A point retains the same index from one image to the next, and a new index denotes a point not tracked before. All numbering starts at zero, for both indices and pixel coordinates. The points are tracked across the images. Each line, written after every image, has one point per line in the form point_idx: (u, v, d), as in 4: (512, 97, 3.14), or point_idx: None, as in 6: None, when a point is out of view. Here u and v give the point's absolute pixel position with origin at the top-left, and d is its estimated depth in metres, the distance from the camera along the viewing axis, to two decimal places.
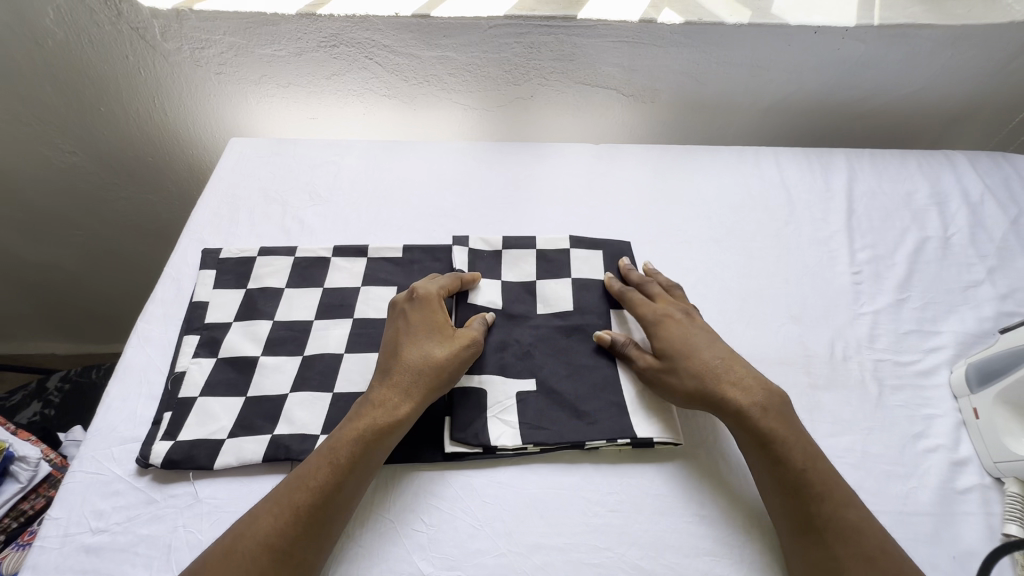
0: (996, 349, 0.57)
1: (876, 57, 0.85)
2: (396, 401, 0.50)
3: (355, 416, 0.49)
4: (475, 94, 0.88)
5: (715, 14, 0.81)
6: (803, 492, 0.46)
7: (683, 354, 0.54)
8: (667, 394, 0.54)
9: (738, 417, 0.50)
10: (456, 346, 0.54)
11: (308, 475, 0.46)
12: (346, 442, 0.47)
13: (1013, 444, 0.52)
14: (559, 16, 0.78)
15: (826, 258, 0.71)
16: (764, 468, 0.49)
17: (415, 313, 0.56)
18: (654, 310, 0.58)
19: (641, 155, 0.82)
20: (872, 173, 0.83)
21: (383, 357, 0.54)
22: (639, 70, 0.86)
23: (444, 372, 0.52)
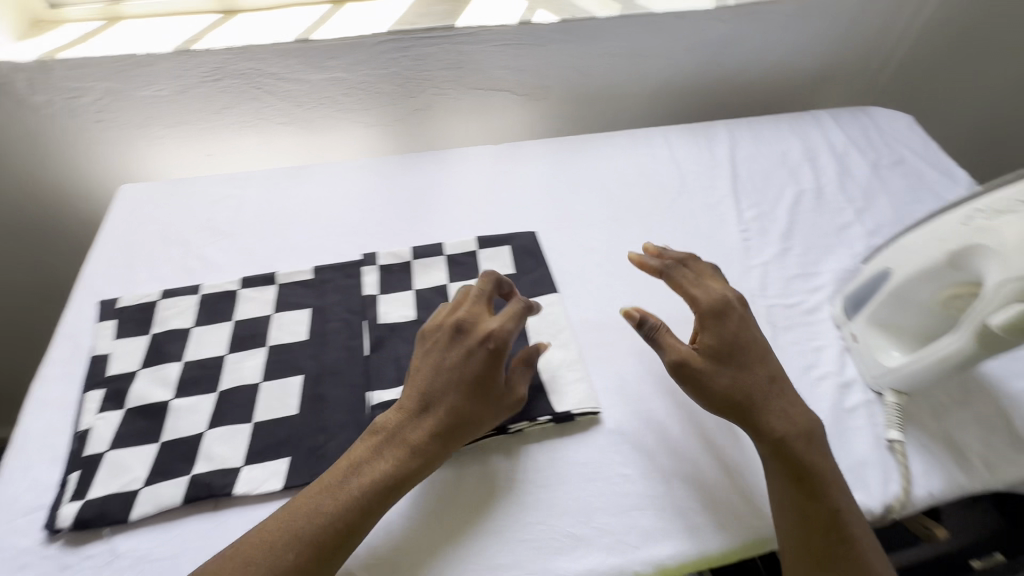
0: (864, 277, 0.62)
1: (737, 35, 0.92)
2: (429, 453, 0.49)
3: (388, 456, 0.48)
4: (373, 112, 0.89)
5: (587, 10, 0.86)
6: (836, 534, 0.46)
7: (728, 360, 0.52)
8: (703, 394, 0.51)
9: (779, 445, 0.49)
10: (501, 404, 0.52)
11: (329, 513, 0.45)
12: (375, 486, 0.47)
13: (884, 360, 0.57)
14: (438, 27, 0.81)
15: (717, 222, 0.77)
16: (798, 498, 0.47)
17: (478, 359, 0.51)
18: (702, 302, 0.55)
19: (538, 151, 0.86)
20: (751, 139, 0.91)
21: (431, 393, 0.51)
22: (527, 70, 0.89)
23: (479, 432, 0.51)
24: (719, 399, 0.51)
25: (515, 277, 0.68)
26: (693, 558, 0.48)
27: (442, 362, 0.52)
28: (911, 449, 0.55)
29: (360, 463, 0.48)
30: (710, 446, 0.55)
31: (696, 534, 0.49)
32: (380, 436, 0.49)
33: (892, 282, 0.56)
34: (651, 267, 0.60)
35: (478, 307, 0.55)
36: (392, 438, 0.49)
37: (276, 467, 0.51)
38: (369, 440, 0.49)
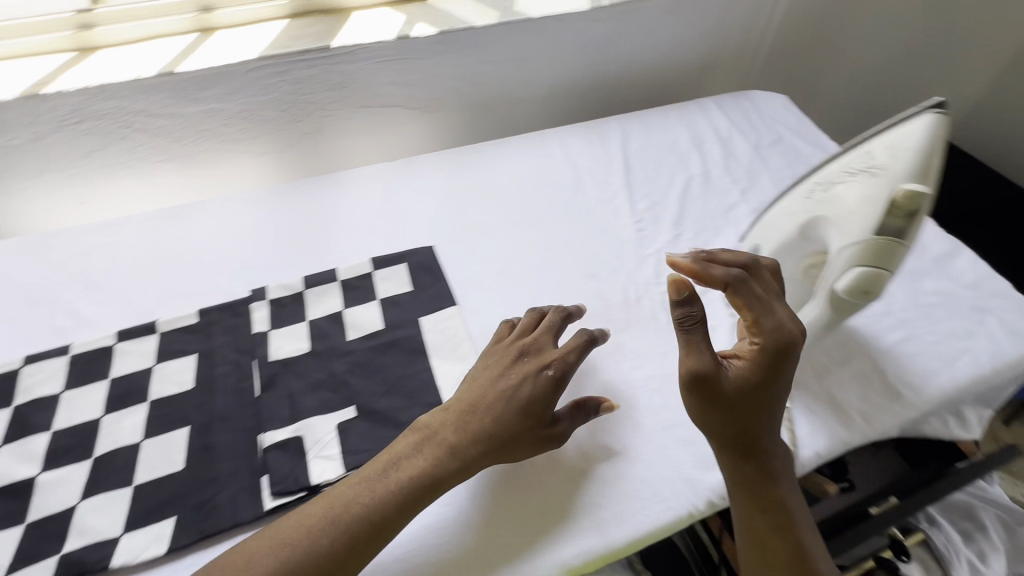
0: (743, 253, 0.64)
1: (617, 32, 0.95)
2: (467, 459, 0.50)
3: (429, 455, 0.49)
4: (260, 140, 0.86)
5: (465, 20, 0.86)
6: (799, 565, 0.48)
7: (750, 394, 0.49)
8: (705, 411, 0.49)
9: (746, 483, 0.50)
10: (536, 430, 0.52)
11: (364, 503, 0.46)
12: (411, 483, 0.48)
13: None
14: (313, 48, 0.79)
15: (611, 216, 0.79)
16: (765, 530, 0.49)
17: (536, 380, 0.53)
18: (759, 330, 0.49)
19: (433, 164, 0.86)
20: (641, 132, 0.94)
21: (483, 404, 0.52)
22: (415, 84, 0.89)
23: (512, 452, 0.51)
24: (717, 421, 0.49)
25: (413, 294, 0.67)
26: (597, 554, 0.49)
27: (504, 379, 0.53)
28: (798, 412, 0.59)
29: (402, 458, 0.49)
30: (629, 454, 0.55)
31: (599, 527, 0.51)
32: (426, 433, 0.51)
33: (762, 258, 0.57)
34: (717, 276, 0.50)
35: (546, 340, 0.56)
36: (435, 439, 0.50)
37: (160, 529, 0.48)
38: (412, 436, 0.51)
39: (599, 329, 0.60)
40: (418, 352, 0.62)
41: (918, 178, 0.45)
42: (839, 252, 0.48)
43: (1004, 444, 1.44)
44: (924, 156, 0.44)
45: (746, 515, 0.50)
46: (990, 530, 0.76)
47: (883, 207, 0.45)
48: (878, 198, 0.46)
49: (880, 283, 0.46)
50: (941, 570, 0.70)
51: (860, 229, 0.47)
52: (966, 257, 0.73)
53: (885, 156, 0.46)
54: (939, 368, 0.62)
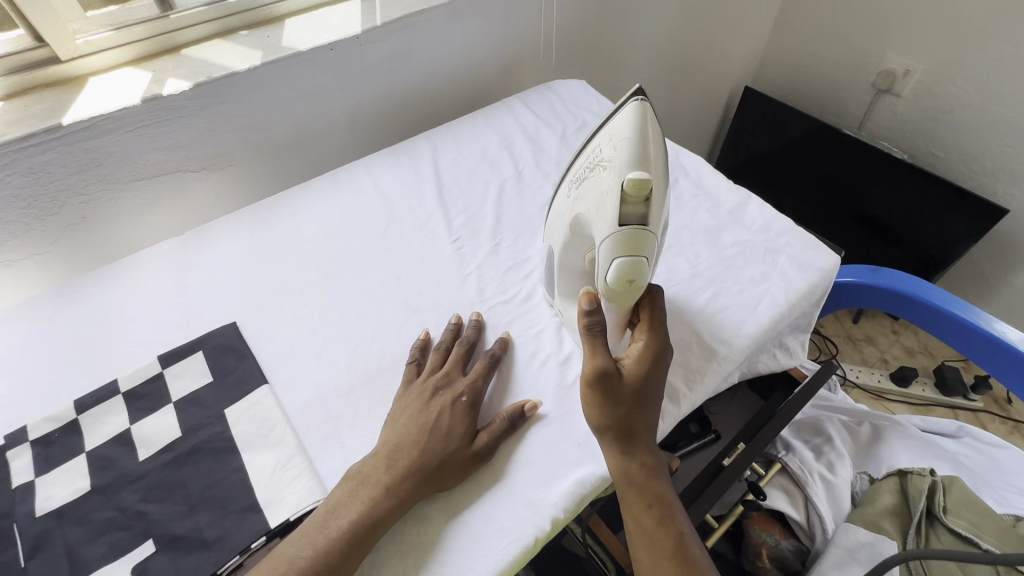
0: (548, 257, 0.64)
1: (402, 48, 0.92)
2: (404, 494, 0.49)
3: (369, 491, 0.49)
4: (10, 244, 0.74)
5: (226, 66, 0.79)
6: (681, 557, 0.49)
7: (642, 393, 0.53)
8: (604, 409, 0.52)
9: (628, 481, 0.51)
10: (464, 452, 0.52)
11: (307, 557, 0.46)
12: (352, 528, 0.47)
13: None
14: (38, 131, 0.68)
15: (429, 239, 0.76)
16: (647, 527, 0.50)
17: (454, 407, 0.55)
18: (653, 345, 0.54)
19: (228, 225, 0.78)
20: (451, 145, 0.92)
21: (412, 438, 0.53)
22: (188, 144, 0.80)
23: (448, 477, 0.51)
24: (609, 422, 0.52)
25: (214, 385, 0.60)
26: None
27: (428, 411, 0.55)
28: None
29: (339, 505, 0.49)
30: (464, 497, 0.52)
31: None
32: (360, 476, 0.51)
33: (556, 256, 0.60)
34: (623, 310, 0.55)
35: (459, 370, 0.60)
36: (372, 481, 0.50)
37: None
38: (346, 484, 0.50)
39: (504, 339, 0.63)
40: (225, 451, 0.55)
41: (636, 163, 0.49)
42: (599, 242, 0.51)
43: (856, 339, 1.63)
44: (637, 143, 0.49)
45: (630, 519, 0.51)
46: (835, 438, 0.84)
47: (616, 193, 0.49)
48: (614, 187, 0.50)
49: (637, 269, 0.50)
50: (802, 492, 0.76)
51: (608, 218, 0.50)
52: (754, 204, 0.80)
53: (610, 151, 0.51)
54: (745, 316, 0.67)
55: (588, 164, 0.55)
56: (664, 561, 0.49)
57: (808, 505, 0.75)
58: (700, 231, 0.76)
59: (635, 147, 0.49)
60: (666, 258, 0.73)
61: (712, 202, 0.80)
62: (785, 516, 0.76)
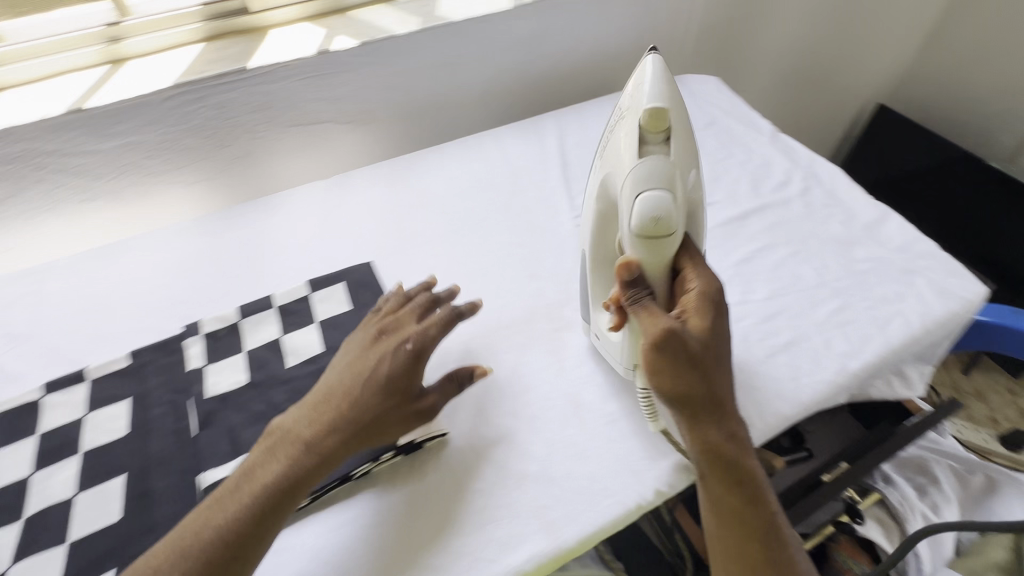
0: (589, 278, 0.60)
1: (544, 28, 0.95)
2: (327, 451, 0.49)
3: (292, 452, 0.49)
4: (189, 168, 0.84)
5: (387, 28, 0.85)
6: (767, 537, 0.47)
7: (716, 363, 0.51)
8: (677, 374, 0.48)
9: (713, 455, 0.48)
10: (399, 409, 0.52)
11: (224, 519, 0.45)
12: (271, 487, 0.47)
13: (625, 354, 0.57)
14: (231, 71, 0.77)
15: (551, 213, 0.79)
16: (734, 506, 0.48)
17: (396, 354, 0.53)
18: (712, 301, 0.52)
19: (369, 175, 0.85)
20: (577, 126, 0.94)
21: (348, 385, 0.52)
22: (344, 97, 0.88)
23: (380, 434, 0.51)
24: (687, 396, 0.49)
25: (352, 313, 0.66)
26: (594, 533, 0.50)
27: (371, 357, 0.54)
28: (740, 393, 0.59)
29: (259, 465, 0.48)
30: (577, 454, 0.55)
31: (551, 529, 0.50)
32: (286, 430, 0.50)
33: (588, 266, 0.59)
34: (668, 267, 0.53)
35: (407, 319, 0.58)
36: (296, 434, 0.50)
37: None
38: (267, 441, 0.50)
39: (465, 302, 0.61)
40: None
41: (659, 100, 0.52)
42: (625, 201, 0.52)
43: (964, 393, 1.49)
44: (656, 84, 0.53)
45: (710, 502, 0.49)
46: (943, 481, 0.79)
47: (636, 129, 0.52)
48: (634, 127, 0.52)
49: (662, 212, 0.49)
50: (897, 526, 0.73)
51: (631, 156, 0.52)
52: (894, 223, 0.75)
53: (627, 100, 0.55)
54: (873, 334, 0.64)
55: (611, 120, 0.58)
56: (751, 541, 0.47)
57: (904, 541, 0.71)
58: (831, 242, 0.74)
59: (657, 92, 0.52)
60: (790, 264, 0.71)
61: (846, 215, 0.77)
62: (875, 547, 0.72)
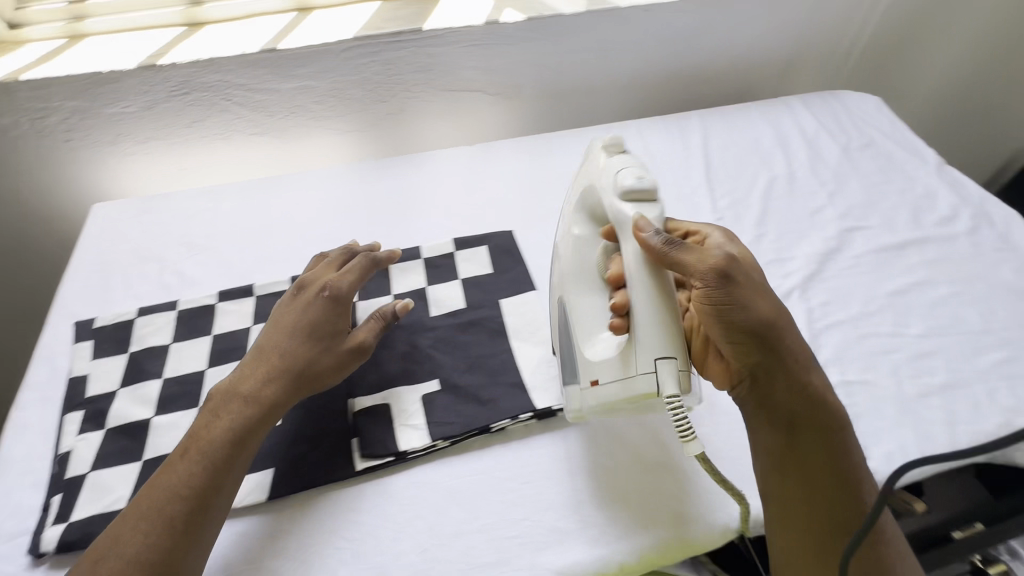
0: (575, 322, 0.53)
1: (704, 24, 0.93)
2: (268, 397, 0.50)
3: (229, 410, 0.49)
4: (347, 118, 0.89)
5: (554, 7, 0.86)
6: (855, 483, 0.46)
7: (777, 297, 0.50)
8: (755, 303, 0.48)
9: (800, 394, 0.48)
10: (332, 350, 0.54)
11: (178, 480, 0.45)
12: (220, 439, 0.47)
13: (639, 362, 0.46)
14: (406, 30, 0.81)
15: (691, 212, 0.78)
16: (823, 454, 0.46)
17: (316, 302, 0.55)
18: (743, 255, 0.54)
19: (512, 147, 0.87)
20: (723, 128, 0.92)
21: (270, 342, 0.53)
22: (499, 69, 0.90)
23: (318, 373, 0.52)
24: (761, 332, 0.47)
25: (493, 277, 0.68)
26: (688, 541, 0.48)
27: (291, 309, 0.55)
28: (888, 426, 0.56)
29: (201, 429, 0.48)
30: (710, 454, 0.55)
31: (682, 521, 0.49)
32: (227, 390, 0.50)
33: (570, 304, 0.54)
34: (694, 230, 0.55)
35: (318, 275, 0.59)
36: (236, 390, 0.50)
37: (260, 477, 0.52)
38: (206, 407, 0.50)
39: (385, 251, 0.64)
40: (498, 333, 0.63)
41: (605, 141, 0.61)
42: (607, 195, 0.54)
43: None
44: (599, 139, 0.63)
45: (786, 449, 0.47)
46: None
47: (595, 151, 0.58)
48: (592, 155, 0.59)
49: (647, 184, 0.53)
50: None
51: (601, 165, 0.56)
52: None
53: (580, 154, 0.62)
54: None
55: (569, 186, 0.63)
56: (843, 488, 0.45)
57: None
58: (1000, 288, 0.68)
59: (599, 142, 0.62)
60: (951, 303, 0.67)
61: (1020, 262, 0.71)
62: None
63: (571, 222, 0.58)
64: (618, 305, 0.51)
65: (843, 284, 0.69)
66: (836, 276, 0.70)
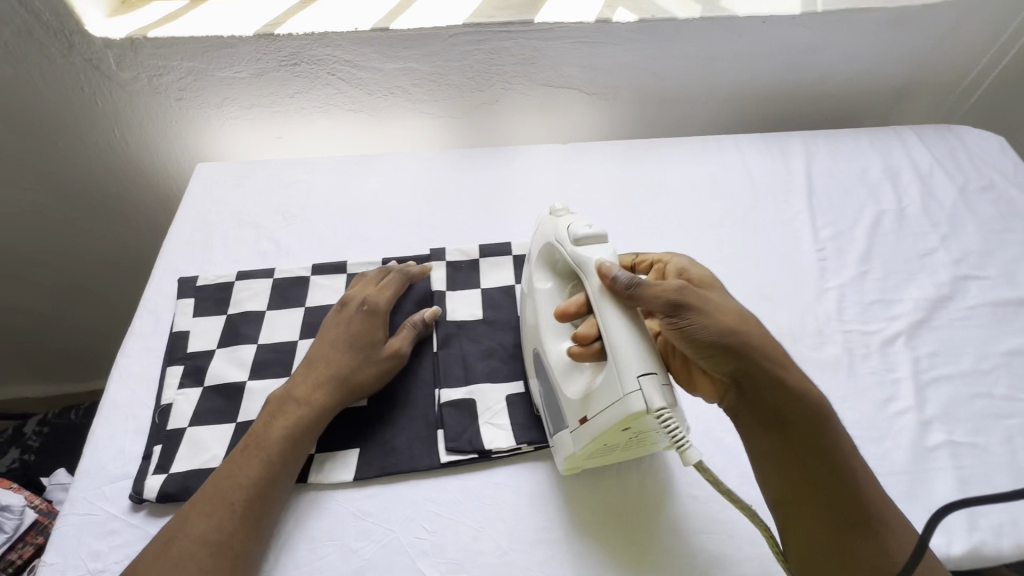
0: (558, 370, 0.51)
1: (821, 42, 0.89)
2: (321, 403, 0.50)
3: (287, 412, 0.48)
4: (441, 103, 0.88)
5: (668, 10, 0.84)
6: (849, 483, 0.46)
7: (738, 304, 0.50)
8: (718, 316, 0.48)
9: (776, 402, 0.48)
10: (375, 359, 0.53)
11: (237, 480, 0.44)
12: (277, 443, 0.46)
13: (623, 383, 0.44)
14: (516, 21, 0.80)
15: (791, 239, 0.75)
16: (811, 457, 0.47)
17: (357, 315, 0.55)
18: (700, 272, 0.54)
19: (606, 151, 0.85)
20: (828, 153, 0.87)
21: (318, 351, 0.53)
22: (600, 69, 0.87)
23: (365, 379, 0.52)
24: (731, 341, 0.47)
25: None
26: None
27: (334, 321, 0.55)
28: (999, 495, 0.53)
29: (256, 432, 0.47)
30: None
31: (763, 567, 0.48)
32: (282, 394, 0.50)
33: (551, 356, 0.52)
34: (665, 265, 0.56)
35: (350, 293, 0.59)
36: (291, 395, 0.50)
37: (345, 454, 0.52)
38: (263, 411, 0.49)
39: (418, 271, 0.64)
40: None
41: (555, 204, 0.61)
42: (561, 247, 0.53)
43: None
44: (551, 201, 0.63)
45: (782, 454, 0.48)
46: None
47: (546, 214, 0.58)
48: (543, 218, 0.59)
49: (595, 230, 0.52)
50: None
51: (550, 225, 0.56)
52: None
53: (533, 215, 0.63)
54: None
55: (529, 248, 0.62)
56: (840, 488, 0.46)
57: None
58: None
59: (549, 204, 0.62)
60: None
61: None
62: None
63: (535, 279, 0.57)
64: (587, 338, 0.48)
65: (954, 336, 0.65)
66: (947, 326, 0.66)
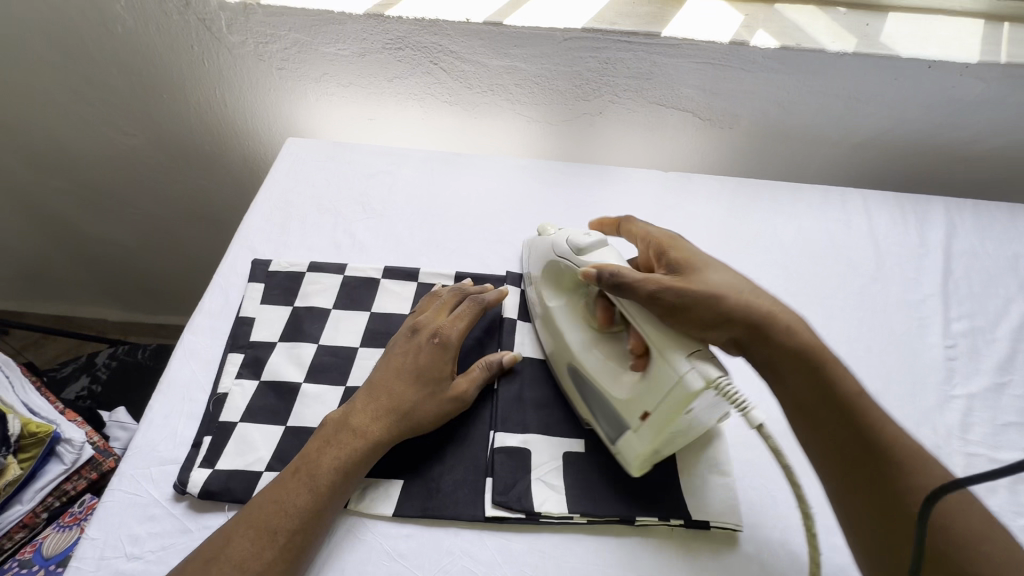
0: (605, 386, 0.49)
1: (991, 99, 0.76)
2: (376, 437, 0.47)
3: (338, 442, 0.46)
4: (542, 107, 0.82)
5: (816, 39, 0.73)
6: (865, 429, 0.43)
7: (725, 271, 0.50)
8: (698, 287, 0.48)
9: (783, 353, 0.46)
10: (435, 395, 0.50)
11: (279, 505, 0.43)
12: (328, 471, 0.45)
13: (669, 365, 0.43)
14: (641, 32, 0.72)
15: (915, 327, 0.64)
16: (819, 403, 0.45)
17: (426, 345, 0.52)
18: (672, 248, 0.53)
19: (712, 187, 0.77)
20: (976, 228, 0.74)
21: (382, 379, 0.51)
22: (721, 95, 0.78)
23: (421, 415, 0.49)
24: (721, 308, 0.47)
25: None
26: None
27: (402, 350, 0.53)
28: None
29: (308, 454, 0.46)
30: None
31: None
32: (339, 420, 0.48)
33: (586, 369, 0.50)
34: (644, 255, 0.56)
35: (421, 315, 0.56)
36: (347, 423, 0.48)
37: (388, 485, 0.49)
38: (319, 433, 0.48)
39: (495, 292, 0.58)
40: None
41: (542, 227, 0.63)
42: (565, 260, 0.55)
43: None
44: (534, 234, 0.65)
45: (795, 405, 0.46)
46: None
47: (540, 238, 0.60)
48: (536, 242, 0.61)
49: (596, 239, 0.54)
50: None
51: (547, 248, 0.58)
52: None
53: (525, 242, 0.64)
54: None
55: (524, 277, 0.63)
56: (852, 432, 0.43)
57: None
58: None
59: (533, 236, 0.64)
60: None
61: None
62: None
63: (545, 299, 0.57)
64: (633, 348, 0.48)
65: None
66: None
